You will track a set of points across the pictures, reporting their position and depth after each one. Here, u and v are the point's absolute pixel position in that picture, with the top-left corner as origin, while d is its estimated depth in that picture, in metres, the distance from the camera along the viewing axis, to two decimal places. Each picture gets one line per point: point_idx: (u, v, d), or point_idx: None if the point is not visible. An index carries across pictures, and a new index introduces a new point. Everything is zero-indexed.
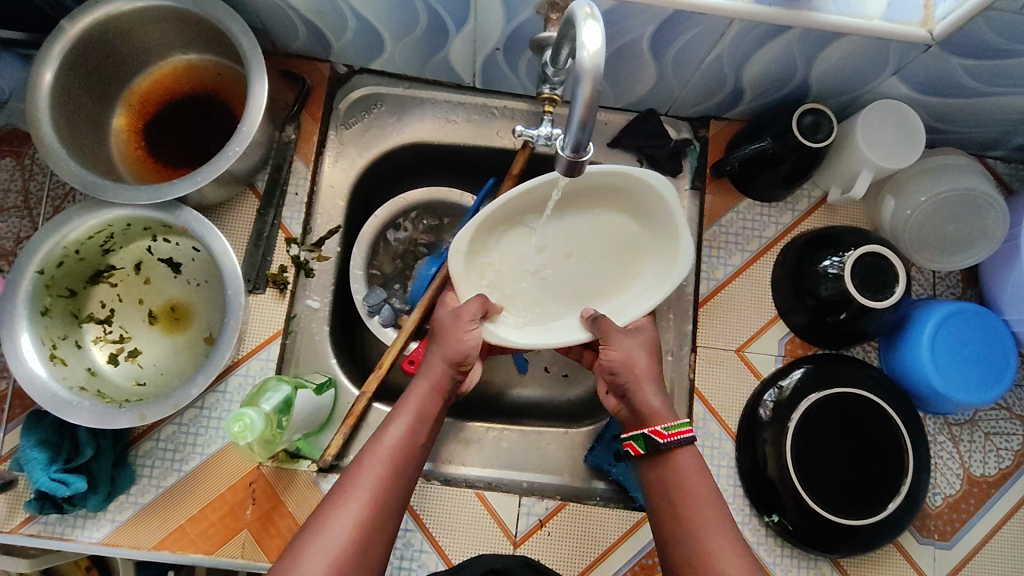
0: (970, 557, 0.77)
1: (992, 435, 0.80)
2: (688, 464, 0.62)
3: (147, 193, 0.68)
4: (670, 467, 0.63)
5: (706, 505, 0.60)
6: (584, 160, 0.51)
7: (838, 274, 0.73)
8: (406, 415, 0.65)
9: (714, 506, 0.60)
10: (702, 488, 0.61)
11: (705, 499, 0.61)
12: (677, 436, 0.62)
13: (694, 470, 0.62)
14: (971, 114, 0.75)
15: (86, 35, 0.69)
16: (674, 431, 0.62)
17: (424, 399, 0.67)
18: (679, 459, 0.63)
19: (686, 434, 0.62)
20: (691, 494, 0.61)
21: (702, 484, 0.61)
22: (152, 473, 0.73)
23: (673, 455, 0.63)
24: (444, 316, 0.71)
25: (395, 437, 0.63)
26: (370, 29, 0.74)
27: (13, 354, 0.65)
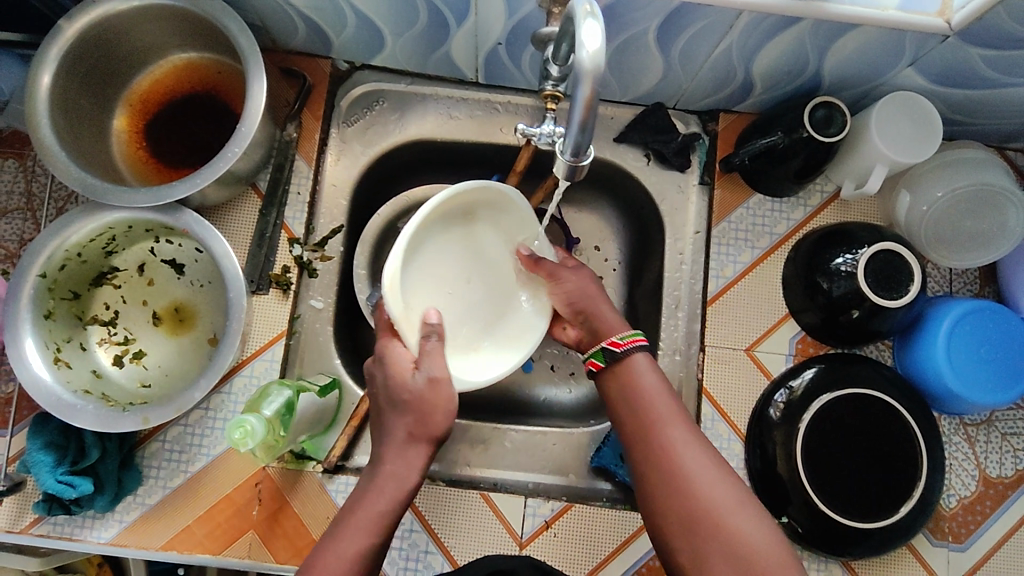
0: (985, 561, 0.76)
1: (1009, 436, 0.78)
2: (647, 374, 0.65)
3: (147, 196, 0.67)
4: (626, 376, 0.66)
5: (665, 415, 0.62)
6: (584, 164, 0.49)
7: (850, 273, 0.72)
8: (365, 525, 0.58)
9: (670, 411, 0.63)
10: (654, 387, 0.64)
11: (663, 405, 0.63)
12: (633, 344, 0.67)
13: (654, 379, 0.65)
14: (991, 106, 0.73)
15: (84, 35, 0.68)
16: (623, 340, 0.67)
17: (385, 500, 0.60)
18: (633, 364, 0.66)
19: (640, 343, 0.67)
20: (645, 397, 0.64)
21: (658, 392, 0.64)
22: (159, 474, 0.74)
23: (631, 361, 0.66)
24: (413, 381, 0.63)
25: (350, 553, 0.57)
26: (369, 25, 0.73)
27: (18, 358, 0.66)
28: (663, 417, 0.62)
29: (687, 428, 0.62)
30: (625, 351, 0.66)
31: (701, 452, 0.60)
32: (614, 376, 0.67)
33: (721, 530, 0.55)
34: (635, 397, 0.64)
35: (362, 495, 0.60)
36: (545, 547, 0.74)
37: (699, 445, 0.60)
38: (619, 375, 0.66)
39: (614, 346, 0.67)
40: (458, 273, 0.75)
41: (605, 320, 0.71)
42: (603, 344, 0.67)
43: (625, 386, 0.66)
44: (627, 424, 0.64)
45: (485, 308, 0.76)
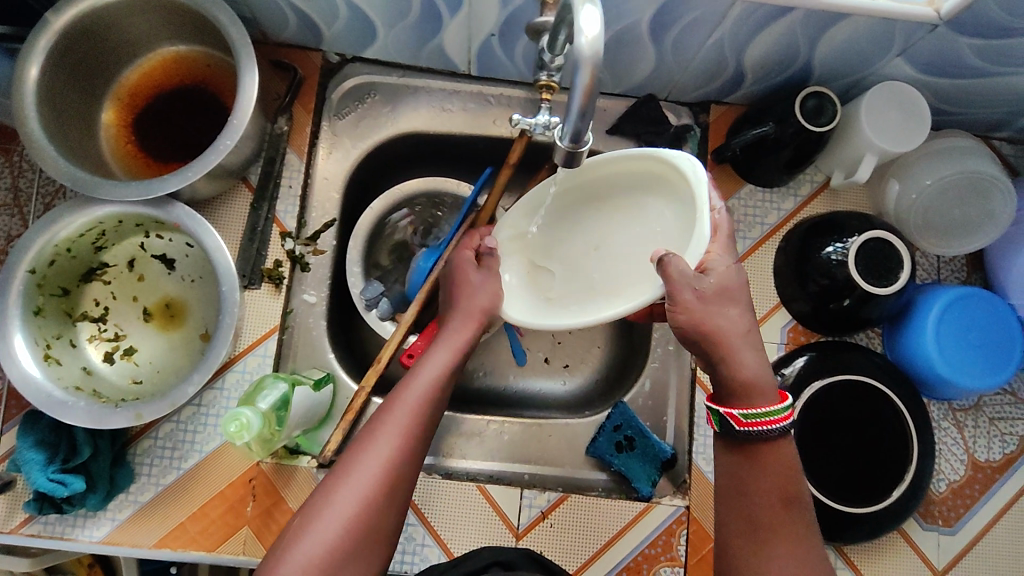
0: (974, 543, 0.77)
1: (997, 420, 0.80)
2: (766, 461, 0.58)
3: (137, 189, 0.66)
4: (752, 459, 0.58)
5: (765, 507, 0.57)
6: (583, 151, 0.50)
7: (842, 261, 0.72)
8: (423, 379, 0.62)
9: (774, 504, 0.57)
10: (773, 482, 0.57)
11: (765, 495, 0.57)
12: (766, 425, 0.57)
13: (765, 469, 0.58)
14: (978, 95, 0.74)
15: (71, 28, 0.67)
16: (760, 418, 0.57)
17: (446, 358, 0.64)
18: (765, 454, 0.58)
19: (773, 425, 0.57)
20: (756, 482, 0.58)
21: (760, 482, 0.58)
22: (151, 471, 0.73)
23: (759, 441, 0.58)
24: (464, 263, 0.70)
25: (412, 401, 0.61)
26: (362, 17, 0.73)
27: (7, 355, 0.64)
28: (761, 505, 0.57)
29: (788, 532, 0.56)
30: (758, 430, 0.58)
31: (786, 560, 0.55)
32: (738, 454, 0.59)
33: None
34: (739, 482, 0.59)
35: (401, 388, 0.62)
36: (542, 537, 0.75)
37: (782, 548, 0.55)
38: (750, 458, 0.59)
39: (734, 422, 0.58)
40: (602, 244, 0.71)
41: (739, 368, 0.60)
42: (722, 412, 0.59)
43: (736, 473, 0.59)
44: (725, 496, 0.60)
45: (595, 279, 0.70)
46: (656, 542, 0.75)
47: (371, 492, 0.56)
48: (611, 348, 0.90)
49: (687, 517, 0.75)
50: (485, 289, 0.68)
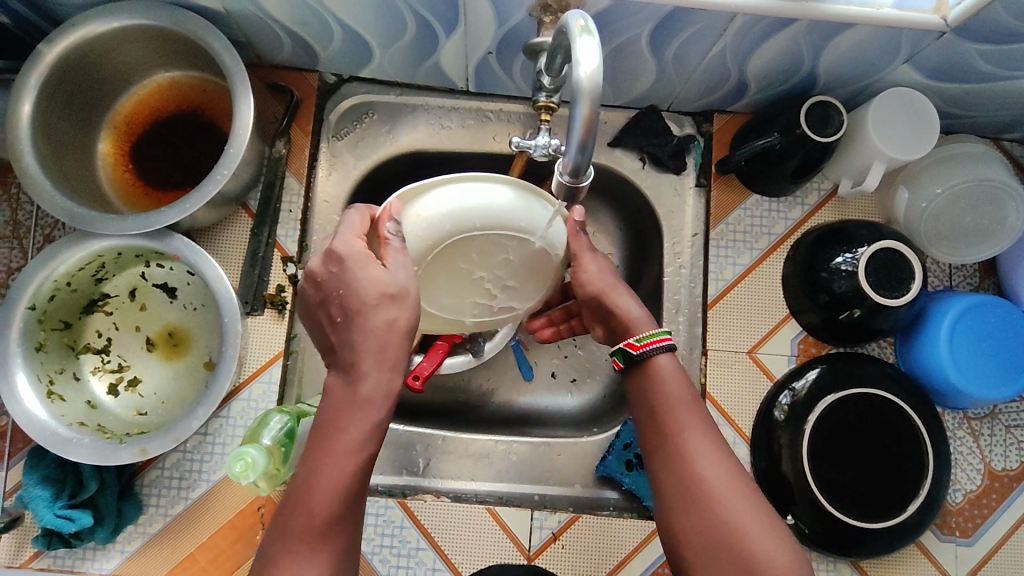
0: (992, 554, 0.76)
1: (1014, 428, 0.78)
2: (662, 378, 0.59)
3: (135, 222, 0.65)
4: (650, 376, 0.59)
5: (689, 426, 0.56)
6: (584, 184, 0.48)
7: (851, 272, 0.71)
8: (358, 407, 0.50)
9: (691, 418, 0.57)
10: (677, 389, 0.58)
11: (677, 407, 0.57)
12: (653, 343, 0.59)
13: (673, 382, 0.58)
14: (987, 98, 0.72)
15: (64, 60, 0.67)
16: (647, 340, 0.60)
17: (378, 377, 0.51)
18: (658, 367, 0.59)
19: (664, 341, 0.60)
20: (663, 394, 0.58)
21: (678, 400, 0.57)
22: (160, 501, 0.73)
23: (653, 360, 0.59)
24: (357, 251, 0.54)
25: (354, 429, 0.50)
26: (357, 38, 0.72)
27: (10, 394, 0.64)
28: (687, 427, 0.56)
29: (711, 437, 0.56)
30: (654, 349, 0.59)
31: (722, 467, 0.54)
32: (638, 378, 0.60)
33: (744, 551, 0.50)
34: (653, 400, 0.58)
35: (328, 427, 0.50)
36: (553, 558, 0.74)
37: (708, 448, 0.55)
38: (648, 377, 0.59)
39: (630, 348, 0.60)
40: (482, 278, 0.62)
41: (627, 308, 0.64)
42: (622, 344, 0.61)
43: (646, 393, 0.59)
44: (644, 422, 0.59)
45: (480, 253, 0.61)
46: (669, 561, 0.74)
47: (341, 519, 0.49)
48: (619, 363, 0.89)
49: None
50: (398, 300, 0.53)
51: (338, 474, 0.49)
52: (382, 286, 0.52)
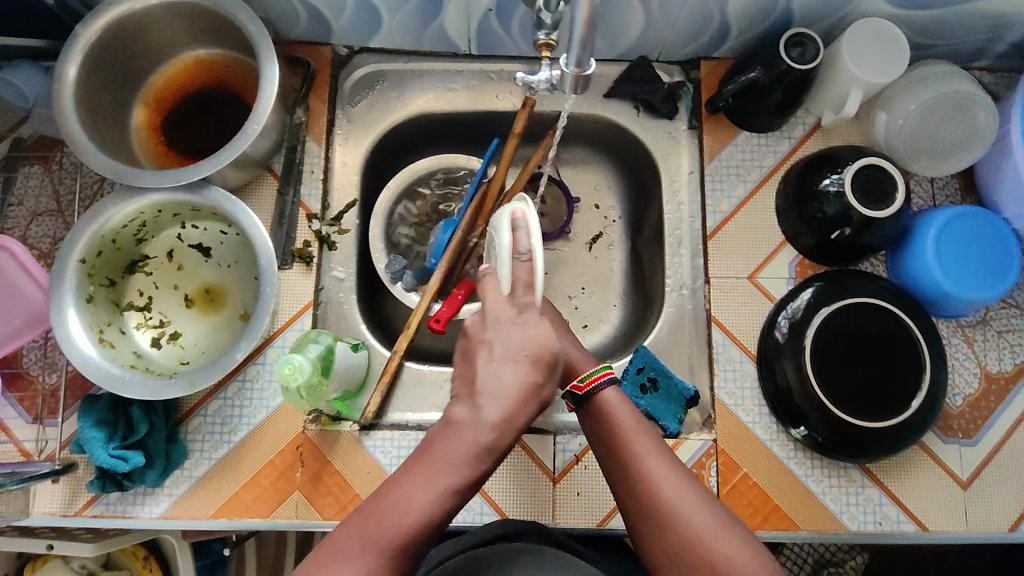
0: (996, 451, 0.80)
1: (1006, 333, 0.83)
2: (614, 408, 0.62)
3: (173, 176, 0.71)
4: (602, 412, 0.62)
5: (641, 446, 0.59)
6: (587, 72, 0.55)
7: (839, 191, 0.76)
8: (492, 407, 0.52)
9: (641, 439, 0.60)
10: (630, 422, 0.61)
11: (633, 438, 0.60)
12: (596, 382, 0.62)
13: (621, 410, 0.62)
14: (953, 24, 0.78)
15: (104, 34, 0.73)
16: (593, 377, 0.63)
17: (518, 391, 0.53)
18: (605, 402, 0.62)
19: (604, 378, 0.63)
20: (619, 428, 0.61)
21: (632, 428, 0.61)
22: (203, 446, 0.77)
23: (599, 396, 0.63)
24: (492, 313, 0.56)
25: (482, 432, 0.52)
26: (367, 5, 0.78)
27: (65, 338, 0.69)
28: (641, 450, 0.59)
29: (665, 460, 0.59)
30: (601, 387, 0.62)
31: (677, 479, 0.57)
32: (592, 412, 0.63)
33: (707, 557, 0.53)
34: (607, 429, 0.61)
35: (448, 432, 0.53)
36: (578, 479, 0.78)
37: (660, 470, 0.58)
38: (601, 411, 0.62)
39: (576, 389, 0.63)
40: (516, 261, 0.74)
41: (569, 355, 0.66)
42: (569, 386, 0.64)
43: (601, 425, 0.62)
44: (605, 455, 0.62)
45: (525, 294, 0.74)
46: None
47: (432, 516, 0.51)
48: (627, 305, 0.94)
49: (715, 450, 0.80)
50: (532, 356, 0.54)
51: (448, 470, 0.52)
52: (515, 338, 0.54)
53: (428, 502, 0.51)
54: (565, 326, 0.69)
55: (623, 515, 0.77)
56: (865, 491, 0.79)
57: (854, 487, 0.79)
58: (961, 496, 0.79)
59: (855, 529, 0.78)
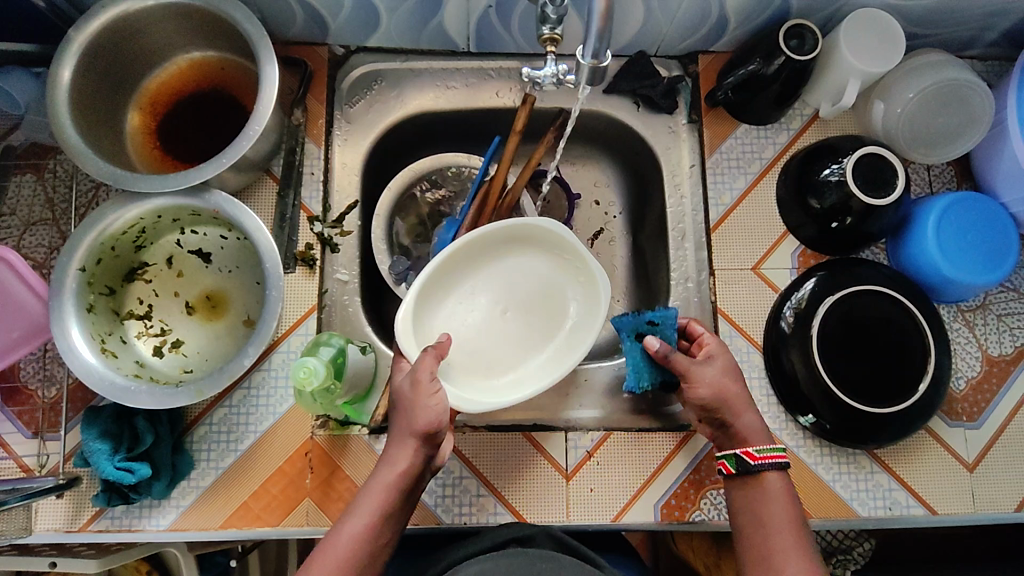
0: (1000, 433, 0.81)
1: (1005, 316, 0.84)
2: (774, 492, 0.65)
3: (174, 181, 0.70)
4: (759, 488, 0.65)
5: (784, 529, 0.62)
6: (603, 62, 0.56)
7: (840, 180, 0.77)
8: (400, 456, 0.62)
9: (794, 528, 0.63)
10: (784, 515, 0.63)
11: (778, 523, 0.63)
12: (770, 460, 0.65)
13: (780, 496, 0.64)
14: (946, 13, 0.79)
15: (98, 37, 0.72)
16: (769, 453, 0.65)
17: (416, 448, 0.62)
18: (768, 482, 0.65)
19: (781, 459, 0.65)
20: (778, 513, 0.63)
21: (781, 508, 0.64)
22: (210, 456, 0.75)
23: (767, 476, 0.65)
24: (403, 382, 0.65)
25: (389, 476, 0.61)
26: (366, 4, 0.77)
27: (67, 348, 0.67)
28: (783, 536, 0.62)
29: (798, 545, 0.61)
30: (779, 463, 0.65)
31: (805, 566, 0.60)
32: (746, 486, 0.66)
33: None
34: (756, 508, 0.64)
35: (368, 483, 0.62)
36: (590, 475, 0.78)
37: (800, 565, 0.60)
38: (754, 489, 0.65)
39: (748, 458, 0.65)
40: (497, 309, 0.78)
41: (748, 425, 0.68)
42: (737, 452, 0.66)
43: (750, 501, 0.65)
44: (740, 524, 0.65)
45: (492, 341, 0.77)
46: (698, 467, 0.78)
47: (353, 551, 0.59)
48: (631, 300, 0.94)
49: None
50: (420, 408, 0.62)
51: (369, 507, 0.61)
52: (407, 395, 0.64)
53: (355, 536, 0.60)
54: (721, 376, 0.69)
55: (636, 509, 0.77)
56: (874, 477, 0.79)
57: (863, 473, 0.79)
58: (967, 478, 0.80)
59: (866, 515, 0.79)
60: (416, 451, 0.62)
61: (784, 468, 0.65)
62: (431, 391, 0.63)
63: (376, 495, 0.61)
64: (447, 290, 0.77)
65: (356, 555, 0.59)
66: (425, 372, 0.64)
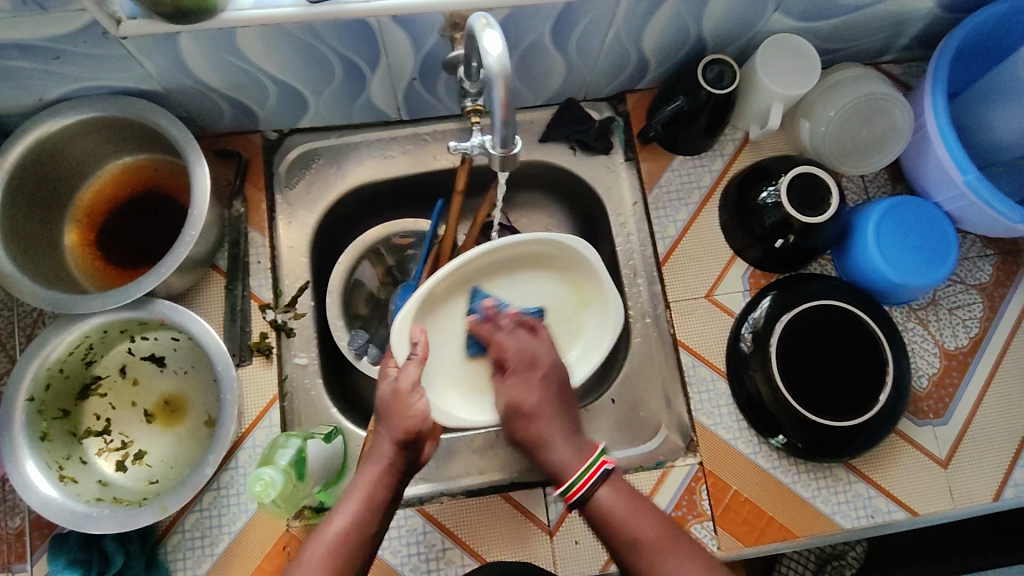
0: (968, 425, 0.82)
1: (955, 309, 0.86)
2: (615, 503, 0.60)
3: (115, 296, 0.69)
4: (605, 515, 0.60)
5: (660, 542, 0.58)
6: (514, 151, 0.57)
7: (777, 202, 0.79)
8: (376, 461, 0.62)
9: (666, 536, 0.59)
10: (644, 530, 0.59)
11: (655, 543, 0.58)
12: (582, 489, 0.60)
13: (623, 505, 0.60)
14: (856, 28, 0.82)
15: (21, 161, 0.71)
16: (577, 485, 0.60)
17: (393, 447, 0.62)
18: (602, 501, 0.60)
19: (602, 468, 0.60)
20: (640, 535, 0.58)
21: (633, 513, 0.59)
22: (186, 564, 0.73)
23: (593, 498, 0.60)
24: (385, 392, 0.66)
25: (371, 474, 0.62)
26: (291, 91, 0.78)
27: (23, 483, 0.66)
28: (659, 549, 0.58)
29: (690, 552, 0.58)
30: (587, 493, 0.60)
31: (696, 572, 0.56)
32: (598, 507, 0.60)
33: None
34: (620, 526, 0.59)
35: (350, 485, 0.62)
36: (574, 529, 0.77)
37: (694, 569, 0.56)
38: (631, 505, 0.60)
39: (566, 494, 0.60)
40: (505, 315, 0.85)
41: (556, 453, 0.62)
42: (557, 491, 0.61)
43: (608, 527, 0.59)
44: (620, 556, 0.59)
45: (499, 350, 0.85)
46: (681, 504, 0.79)
47: (342, 545, 0.58)
48: None
49: (703, 472, 0.80)
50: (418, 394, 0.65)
51: (352, 504, 0.60)
52: (399, 394, 0.65)
53: (342, 530, 0.59)
54: (553, 427, 0.63)
55: None
56: (853, 487, 0.80)
57: (842, 484, 0.80)
58: (943, 475, 0.81)
59: (850, 526, 0.79)
60: (397, 454, 0.63)
61: (603, 478, 0.60)
62: (414, 401, 0.64)
63: (361, 490, 0.61)
64: (458, 296, 0.84)
65: (344, 544, 0.58)
66: (406, 382, 0.65)
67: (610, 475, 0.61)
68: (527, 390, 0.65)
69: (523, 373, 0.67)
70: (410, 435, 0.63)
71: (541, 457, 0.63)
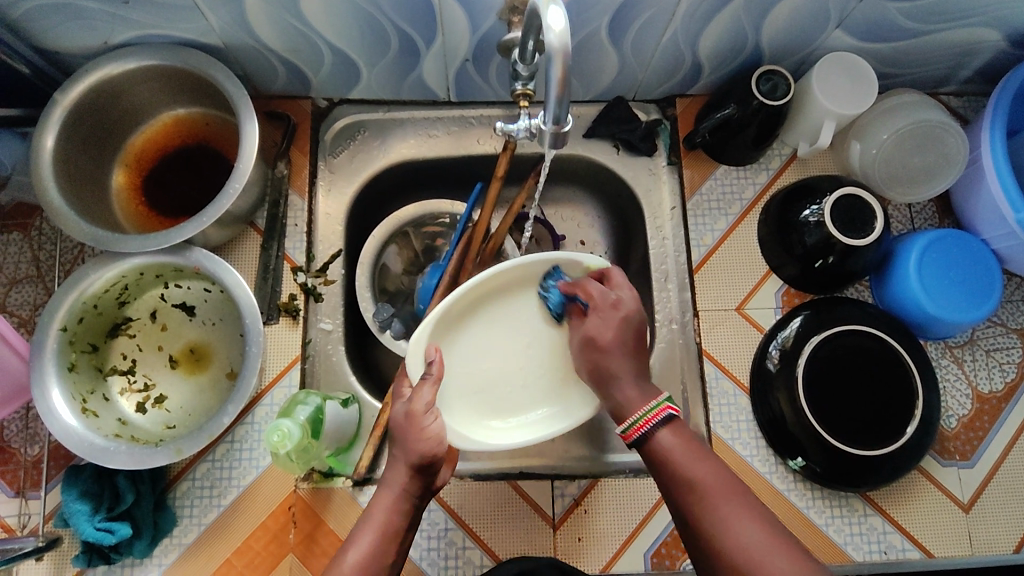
0: (994, 472, 0.80)
1: (993, 351, 0.84)
2: (673, 444, 0.60)
3: (156, 240, 0.71)
4: (668, 453, 0.59)
5: (710, 484, 0.57)
6: (565, 130, 0.57)
7: (819, 221, 0.77)
8: (392, 488, 0.61)
9: (718, 482, 0.57)
10: (708, 475, 0.57)
11: (716, 494, 0.56)
12: (643, 426, 0.61)
13: (679, 446, 0.59)
14: (917, 55, 0.80)
15: (81, 101, 0.74)
16: (635, 425, 0.61)
17: (410, 475, 0.61)
18: (658, 439, 0.60)
19: (658, 414, 0.61)
20: (692, 475, 0.57)
21: (692, 459, 0.58)
22: (193, 512, 0.74)
23: (651, 437, 0.61)
24: (398, 414, 0.64)
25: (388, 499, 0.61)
26: (346, 59, 0.79)
27: (46, 410, 0.67)
28: (715, 495, 0.56)
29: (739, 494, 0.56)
30: (645, 430, 0.61)
31: (754, 523, 0.54)
32: (670, 442, 0.60)
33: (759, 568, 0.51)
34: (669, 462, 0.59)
35: (370, 507, 0.62)
36: (577, 524, 0.77)
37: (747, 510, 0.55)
38: (690, 450, 0.59)
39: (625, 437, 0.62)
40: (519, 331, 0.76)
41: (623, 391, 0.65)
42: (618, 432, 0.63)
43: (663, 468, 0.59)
44: (674, 496, 0.58)
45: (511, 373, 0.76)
46: None
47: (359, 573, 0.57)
48: None
49: None
50: (434, 416, 0.62)
51: (367, 533, 0.59)
52: (414, 414, 0.62)
53: (358, 563, 0.57)
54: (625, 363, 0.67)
55: (626, 558, 0.76)
56: (868, 521, 0.78)
57: (856, 516, 0.78)
58: (964, 519, 0.78)
59: (861, 560, 0.77)
60: (412, 478, 0.61)
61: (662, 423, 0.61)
62: (429, 422, 0.62)
63: (377, 517, 0.60)
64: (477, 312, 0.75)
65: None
66: (420, 404, 0.63)
67: (673, 423, 0.61)
68: (603, 323, 0.69)
69: (604, 312, 0.69)
70: (428, 459, 0.61)
71: (605, 390, 0.67)
